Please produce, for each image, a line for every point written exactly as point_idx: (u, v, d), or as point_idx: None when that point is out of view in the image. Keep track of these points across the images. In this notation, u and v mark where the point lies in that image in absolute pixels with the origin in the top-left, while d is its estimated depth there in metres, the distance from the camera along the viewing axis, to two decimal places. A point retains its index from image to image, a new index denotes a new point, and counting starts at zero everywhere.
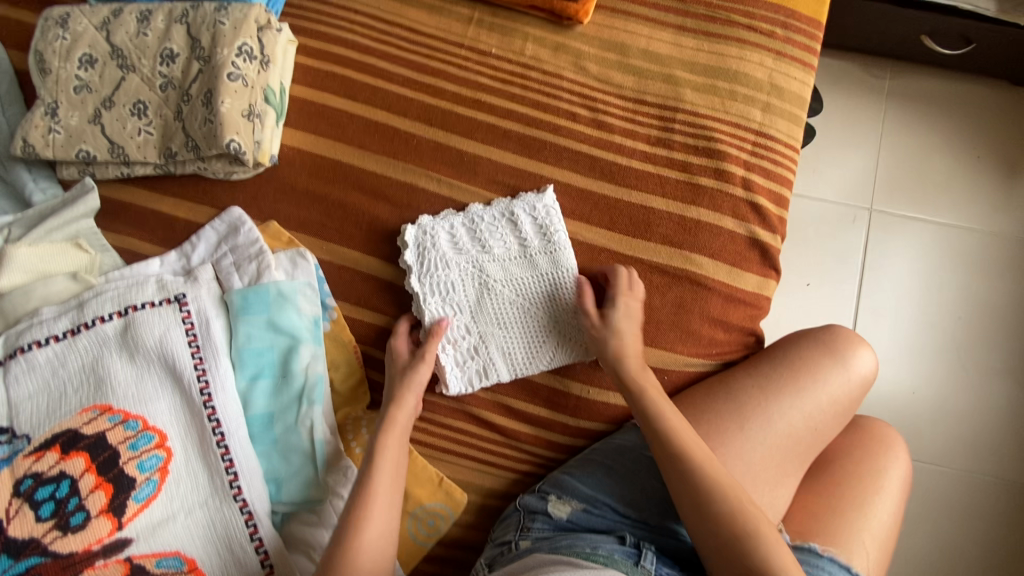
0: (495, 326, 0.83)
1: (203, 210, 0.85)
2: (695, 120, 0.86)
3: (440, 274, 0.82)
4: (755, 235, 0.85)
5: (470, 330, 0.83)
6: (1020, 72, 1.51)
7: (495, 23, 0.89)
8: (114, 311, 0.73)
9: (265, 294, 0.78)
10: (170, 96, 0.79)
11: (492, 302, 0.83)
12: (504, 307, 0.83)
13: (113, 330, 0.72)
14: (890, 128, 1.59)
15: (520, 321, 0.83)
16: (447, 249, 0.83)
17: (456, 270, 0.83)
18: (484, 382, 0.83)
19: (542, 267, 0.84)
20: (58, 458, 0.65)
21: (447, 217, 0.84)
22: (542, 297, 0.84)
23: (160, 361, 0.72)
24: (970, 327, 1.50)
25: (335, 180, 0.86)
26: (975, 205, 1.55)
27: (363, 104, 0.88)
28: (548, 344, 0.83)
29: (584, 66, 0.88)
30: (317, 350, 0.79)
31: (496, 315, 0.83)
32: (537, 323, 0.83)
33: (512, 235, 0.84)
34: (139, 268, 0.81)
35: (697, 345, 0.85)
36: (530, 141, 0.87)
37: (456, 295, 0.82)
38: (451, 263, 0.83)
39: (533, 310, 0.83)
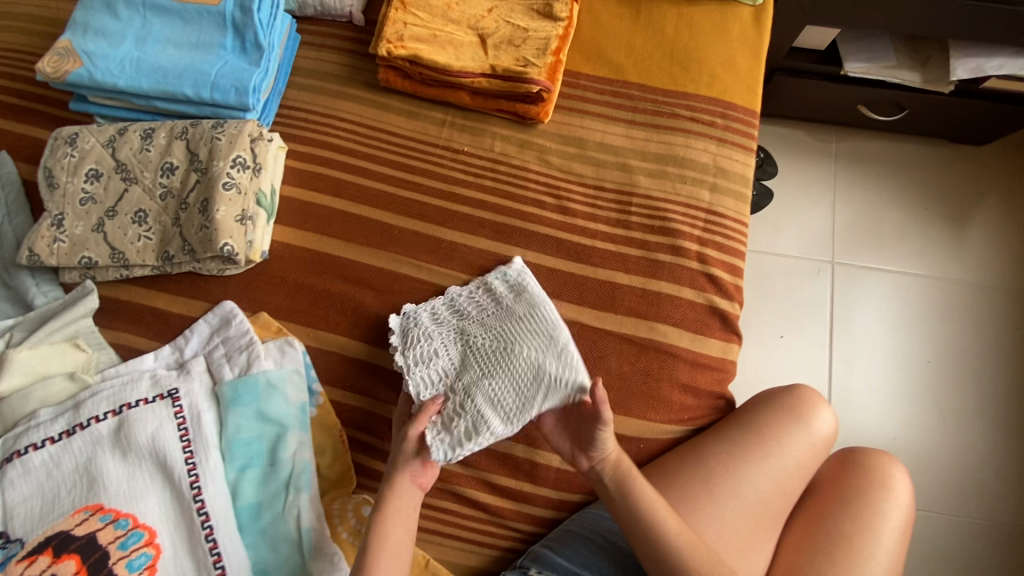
0: (481, 381, 0.82)
1: (196, 304, 0.91)
2: (650, 202, 0.95)
3: (422, 345, 0.86)
4: (714, 304, 0.91)
5: (456, 392, 0.83)
6: (953, 132, 1.65)
7: (466, 125, 0.99)
8: (108, 410, 0.76)
9: (254, 384, 0.82)
10: (169, 204, 0.86)
11: (475, 359, 0.84)
12: (487, 361, 0.83)
13: (107, 429, 0.75)
14: (844, 187, 1.71)
15: (508, 365, 0.82)
16: (430, 324, 0.87)
17: (438, 340, 0.86)
18: (474, 442, 0.79)
19: (521, 318, 0.86)
20: (50, 561, 0.67)
21: (428, 300, 0.90)
22: (525, 342, 0.83)
23: (152, 457, 0.74)
24: (941, 372, 1.55)
25: (321, 271, 0.93)
26: (928, 254, 1.65)
27: (347, 201, 0.96)
28: (536, 387, 0.81)
29: (547, 159, 0.98)
30: (304, 436, 0.82)
31: (481, 370, 0.83)
32: (522, 370, 0.82)
33: (483, 297, 0.89)
34: (134, 364, 0.85)
35: (669, 412, 0.90)
36: (501, 228, 0.95)
37: (435, 360, 0.85)
38: (433, 334, 0.86)
39: (516, 358, 0.83)
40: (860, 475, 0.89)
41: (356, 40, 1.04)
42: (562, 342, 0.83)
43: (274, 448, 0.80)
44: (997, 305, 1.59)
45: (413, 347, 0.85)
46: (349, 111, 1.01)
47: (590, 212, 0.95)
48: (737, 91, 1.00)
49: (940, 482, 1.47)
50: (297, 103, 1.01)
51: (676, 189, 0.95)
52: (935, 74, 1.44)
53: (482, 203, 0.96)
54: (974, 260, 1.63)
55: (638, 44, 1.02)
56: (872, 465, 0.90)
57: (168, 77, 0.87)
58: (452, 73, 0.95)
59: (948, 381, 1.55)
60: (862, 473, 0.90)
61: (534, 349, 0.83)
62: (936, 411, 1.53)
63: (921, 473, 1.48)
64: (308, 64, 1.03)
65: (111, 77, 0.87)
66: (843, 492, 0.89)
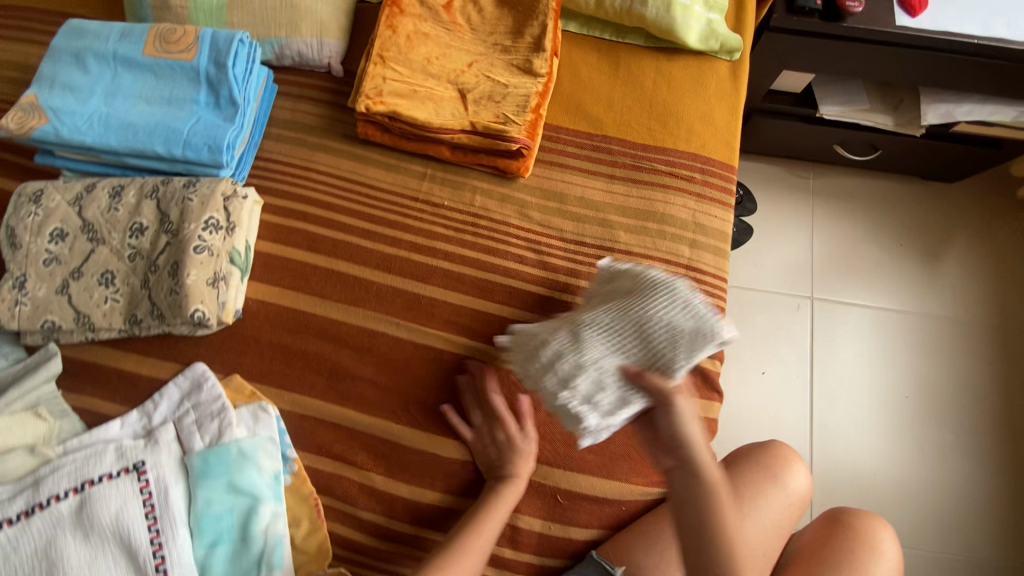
0: (611, 352, 0.78)
1: (167, 366, 0.88)
2: (631, 258, 0.95)
3: (535, 350, 0.82)
4: (695, 362, 0.92)
5: (596, 367, 0.77)
6: (925, 170, 1.69)
7: (445, 178, 0.99)
8: (69, 488, 0.73)
9: (225, 455, 0.80)
10: (138, 266, 0.83)
11: (603, 332, 0.79)
12: (623, 330, 0.79)
13: (68, 508, 0.72)
14: (822, 223, 1.74)
15: (640, 330, 0.78)
16: (540, 329, 0.84)
17: (552, 336, 0.82)
18: (626, 409, 0.75)
19: (629, 287, 0.83)
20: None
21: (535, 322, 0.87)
22: (642, 307, 0.79)
23: (116, 539, 0.72)
24: (918, 408, 1.57)
25: (297, 330, 0.91)
26: (904, 289, 1.68)
27: (324, 256, 0.94)
28: (673, 344, 0.76)
29: (527, 214, 0.97)
30: (277, 507, 0.80)
31: (612, 341, 0.79)
32: (653, 332, 0.77)
33: (614, 283, 0.86)
34: (98, 432, 0.81)
35: (648, 475, 0.92)
36: (482, 284, 0.94)
37: (597, 343, 0.79)
38: (544, 336, 0.83)
39: (643, 324, 0.78)
40: (849, 537, 0.89)
41: (335, 92, 1.03)
42: (683, 294, 0.80)
43: (245, 523, 0.78)
44: (972, 340, 1.63)
45: (588, 341, 0.79)
46: (327, 164, 1.00)
47: (571, 267, 0.95)
48: (714, 146, 1.01)
49: (921, 518, 1.48)
50: (274, 156, 1.00)
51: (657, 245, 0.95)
52: (907, 117, 1.48)
53: (461, 257, 0.95)
54: (948, 295, 1.67)
55: (618, 98, 1.03)
56: (862, 528, 0.90)
57: (137, 134, 0.85)
58: (431, 130, 0.94)
59: (926, 416, 1.57)
60: (851, 535, 0.90)
61: (661, 311, 0.78)
62: (916, 447, 1.54)
63: (903, 509, 1.49)
64: (285, 115, 1.02)
65: (79, 134, 0.84)
66: (830, 555, 0.89)
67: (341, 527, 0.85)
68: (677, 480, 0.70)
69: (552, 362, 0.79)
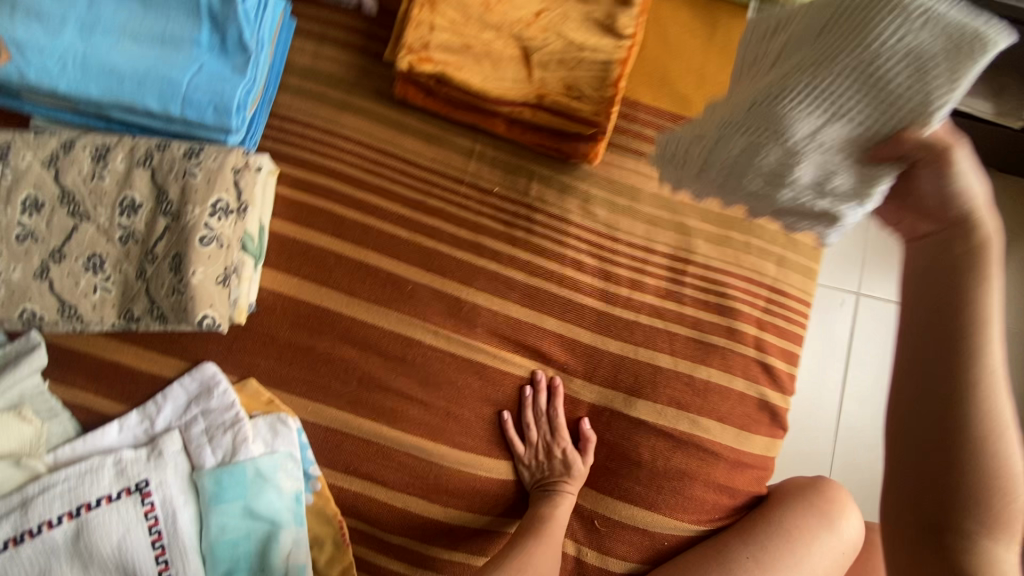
0: (831, 112, 0.50)
1: (171, 363, 0.77)
2: (708, 273, 0.83)
3: (728, 149, 0.55)
4: (764, 397, 0.82)
5: (813, 144, 0.51)
6: None
7: (498, 157, 0.83)
8: (63, 513, 0.65)
9: (241, 475, 0.71)
10: (132, 251, 0.69)
11: (818, 93, 0.50)
12: (822, 92, 0.50)
13: (63, 536, 0.64)
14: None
15: (858, 77, 0.49)
16: (721, 120, 0.56)
17: (734, 115, 0.55)
18: (848, 203, 0.53)
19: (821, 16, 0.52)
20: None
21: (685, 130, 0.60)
22: (852, 60, 0.49)
23: (120, 570, 0.65)
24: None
25: (321, 331, 0.79)
26: None
27: (352, 244, 0.80)
28: (890, 88, 0.48)
29: (592, 210, 0.83)
30: (299, 533, 0.72)
31: (821, 106, 0.50)
32: (860, 77, 0.49)
33: (789, 25, 0.55)
34: (94, 439, 0.72)
35: (698, 511, 0.84)
36: (535, 292, 0.81)
37: (786, 83, 0.51)
38: (728, 122, 0.55)
39: (863, 65, 0.48)
40: None
41: (367, 35, 0.84)
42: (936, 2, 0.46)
43: (263, 549, 0.70)
44: None
45: (777, 113, 0.52)
46: (357, 128, 0.83)
47: (638, 279, 0.82)
48: None
49: None
50: (293, 113, 0.83)
51: (738, 261, 0.83)
52: None
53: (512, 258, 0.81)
54: None
55: (711, 73, 0.85)
56: None
57: (124, 82, 0.67)
58: (487, 100, 0.77)
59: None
60: None
61: (885, 37, 0.48)
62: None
63: None
64: (305, 61, 0.83)
65: (50, 79, 0.67)
66: None
67: (367, 547, 0.79)
68: (947, 259, 0.50)
69: (764, 160, 0.53)
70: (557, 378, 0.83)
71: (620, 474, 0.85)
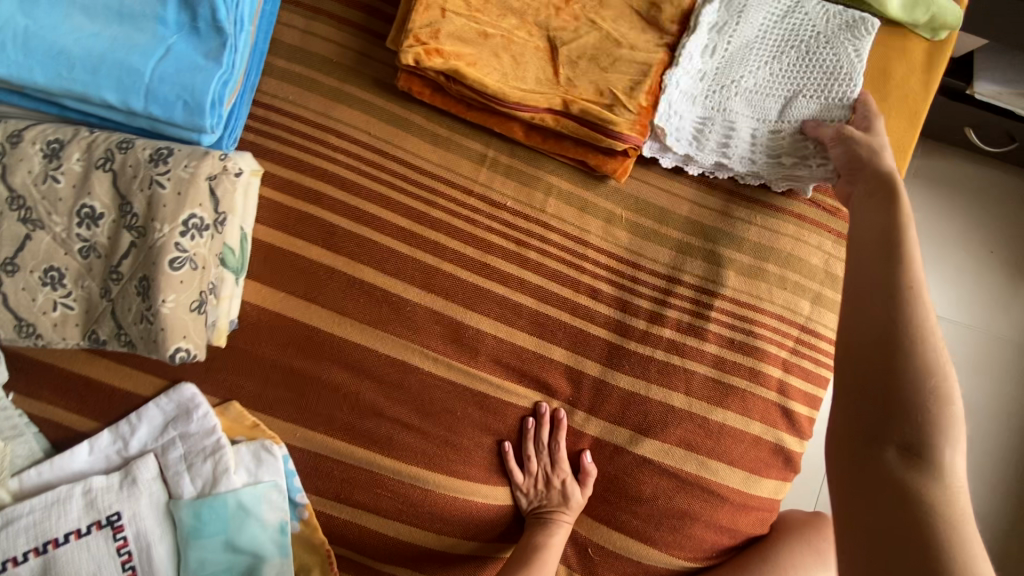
0: (782, 101, 0.70)
1: (144, 380, 0.70)
2: (735, 308, 0.75)
3: (715, 133, 0.70)
4: (781, 443, 0.77)
5: (784, 127, 0.70)
6: None
7: (512, 167, 0.74)
8: (29, 549, 0.62)
9: (221, 509, 0.66)
10: (95, 267, 0.61)
11: (762, 94, 0.70)
12: (765, 94, 0.70)
13: (31, 572, 0.62)
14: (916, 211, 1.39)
15: (785, 85, 0.70)
16: (703, 106, 0.70)
17: (712, 108, 0.70)
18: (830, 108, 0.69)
19: (748, 35, 0.70)
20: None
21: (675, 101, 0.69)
22: (778, 75, 0.70)
23: None
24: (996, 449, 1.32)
25: (307, 352, 0.72)
26: None
27: (344, 257, 0.72)
28: (805, 74, 0.69)
29: (612, 232, 0.75)
30: (283, 566, 0.69)
31: (767, 102, 0.70)
32: (785, 77, 0.70)
33: (730, 32, 0.70)
34: (65, 462, 0.67)
35: (695, 549, 0.79)
36: (543, 320, 0.74)
37: (727, 91, 0.70)
38: (707, 109, 0.70)
39: (783, 73, 0.70)
40: None
41: (370, 12, 0.75)
42: (808, 36, 0.70)
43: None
44: None
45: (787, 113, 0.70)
46: (354, 124, 0.73)
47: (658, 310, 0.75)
48: None
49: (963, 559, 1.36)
50: (284, 105, 0.73)
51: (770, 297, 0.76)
52: None
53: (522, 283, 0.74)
54: None
55: None
56: None
57: (75, 69, 0.57)
58: (504, 103, 0.67)
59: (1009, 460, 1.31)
60: None
61: (781, 62, 0.70)
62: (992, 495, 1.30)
63: None
64: (294, 39, 0.74)
65: None
66: None
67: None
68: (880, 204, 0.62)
69: (738, 144, 0.70)
70: (562, 410, 0.77)
71: (627, 513, 0.78)
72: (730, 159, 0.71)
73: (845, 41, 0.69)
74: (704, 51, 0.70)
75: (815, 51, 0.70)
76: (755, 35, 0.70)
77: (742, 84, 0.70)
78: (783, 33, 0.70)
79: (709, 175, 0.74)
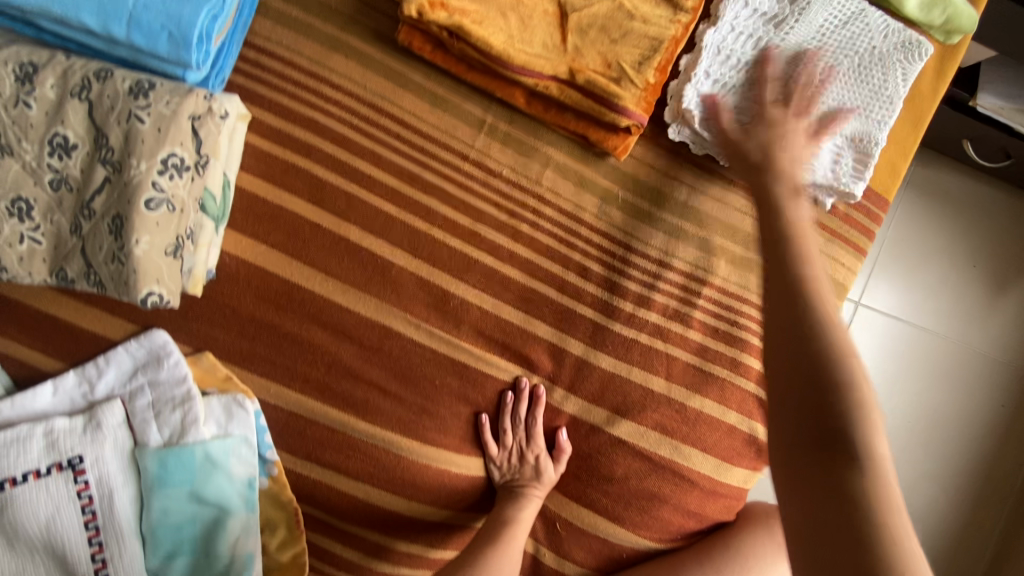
0: (826, 106, 0.70)
1: (115, 323, 0.68)
2: (722, 297, 0.75)
3: (754, 124, 0.69)
4: (754, 434, 0.77)
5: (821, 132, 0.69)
6: None
7: (511, 135, 0.71)
8: None
9: (189, 459, 0.65)
10: (66, 200, 0.59)
11: None
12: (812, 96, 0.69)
13: None
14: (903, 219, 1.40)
15: (832, 92, 0.70)
16: (747, 96, 0.69)
17: (756, 100, 0.68)
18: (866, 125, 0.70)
19: (806, 33, 0.70)
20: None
21: (716, 88, 0.69)
22: (827, 80, 0.69)
23: (48, 550, 0.60)
24: (953, 452, 1.36)
25: (287, 308, 0.70)
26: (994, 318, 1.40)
27: (331, 214, 0.70)
28: (852, 85, 0.70)
29: (607, 211, 0.73)
30: (249, 520, 0.68)
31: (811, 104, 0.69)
32: (833, 84, 0.70)
33: (791, 29, 0.69)
34: (26, 401, 0.65)
35: (662, 531, 0.80)
36: (530, 294, 0.73)
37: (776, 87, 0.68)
38: (750, 100, 0.69)
39: (835, 80, 0.69)
40: None
41: None
42: (865, 51, 0.70)
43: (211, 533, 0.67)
44: None
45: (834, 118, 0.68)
46: (350, 76, 0.70)
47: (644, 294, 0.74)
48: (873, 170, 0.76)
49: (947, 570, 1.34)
50: (277, 48, 0.70)
51: (756, 289, 0.75)
52: None
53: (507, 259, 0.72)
54: None
55: None
56: None
57: None
58: (509, 66, 0.64)
59: (963, 463, 1.36)
60: None
61: (835, 66, 0.70)
62: (943, 494, 1.35)
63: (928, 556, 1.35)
64: None
65: None
66: None
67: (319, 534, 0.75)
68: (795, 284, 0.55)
69: None
70: (541, 386, 0.76)
71: (597, 491, 0.78)
72: None
73: (897, 62, 0.70)
74: (755, 44, 0.69)
75: (867, 65, 0.70)
76: (812, 36, 0.70)
77: (793, 82, 0.68)
78: (842, 40, 0.70)
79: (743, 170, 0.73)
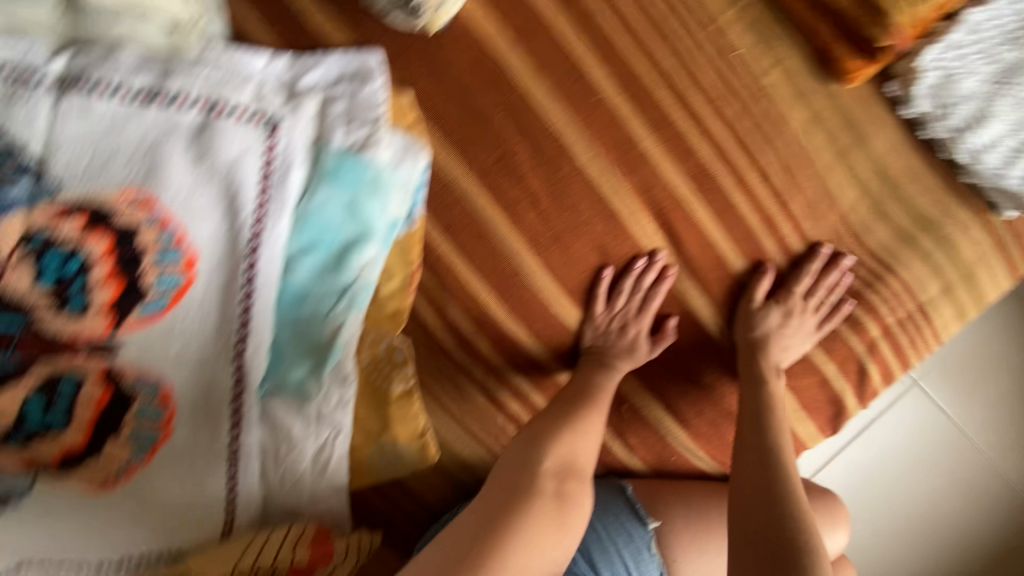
0: None
1: (342, 34, 0.73)
2: (873, 260, 0.76)
3: (974, 107, 0.71)
4: (841, 395, 0.80)
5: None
6: None
7: (757, 20, 0.72)
8: (199, 99, 0.63)
9: (361, 170, 0.68)
10: None
11: None
12: None
13: (189, 121, 0.62)
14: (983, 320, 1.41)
15: None
16: (983, 78, 0.70)
17: (986, 84, 0.70)
18: None
19: None
20: (80, 230, 0.57)
21: (961, 58, 0.70)
22: None
23: (223, 182, 0.63)
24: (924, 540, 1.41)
25: (491, 88, 0.73)
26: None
27: (567, 21, 0.72)
28: None
29: (814, 131, 0.73)
30: (380, 254, 0.72)
31: None
32: None
33: None
34: (240, 60, 0.68)
35: (717, 449, 0.83)
36: (706, 174, 0.73)
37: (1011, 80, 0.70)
38: (982, 83, 0.70)
39: None
40: None
41: None
42: None
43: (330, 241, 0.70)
44: None
45: None
46: None
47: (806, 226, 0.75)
48: None
49: None
50: None
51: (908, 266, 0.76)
52: None
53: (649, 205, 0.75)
54: None
55: None
56: None
57: None
58: None
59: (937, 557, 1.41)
60: None
61: None
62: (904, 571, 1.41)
63: None
64: None
65: None
66: None
67: (420, 309, 0.78)
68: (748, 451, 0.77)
69: (984, 130, 0.72)
70: (673, 268, 0.77)
71: (679, 390, 0.81)
72: (971, 142, 0.72)
73: None
74: (1015, 32, 0.70)
75: None
76: None
77: None
78: None
79: (936, 149, 0.76)
